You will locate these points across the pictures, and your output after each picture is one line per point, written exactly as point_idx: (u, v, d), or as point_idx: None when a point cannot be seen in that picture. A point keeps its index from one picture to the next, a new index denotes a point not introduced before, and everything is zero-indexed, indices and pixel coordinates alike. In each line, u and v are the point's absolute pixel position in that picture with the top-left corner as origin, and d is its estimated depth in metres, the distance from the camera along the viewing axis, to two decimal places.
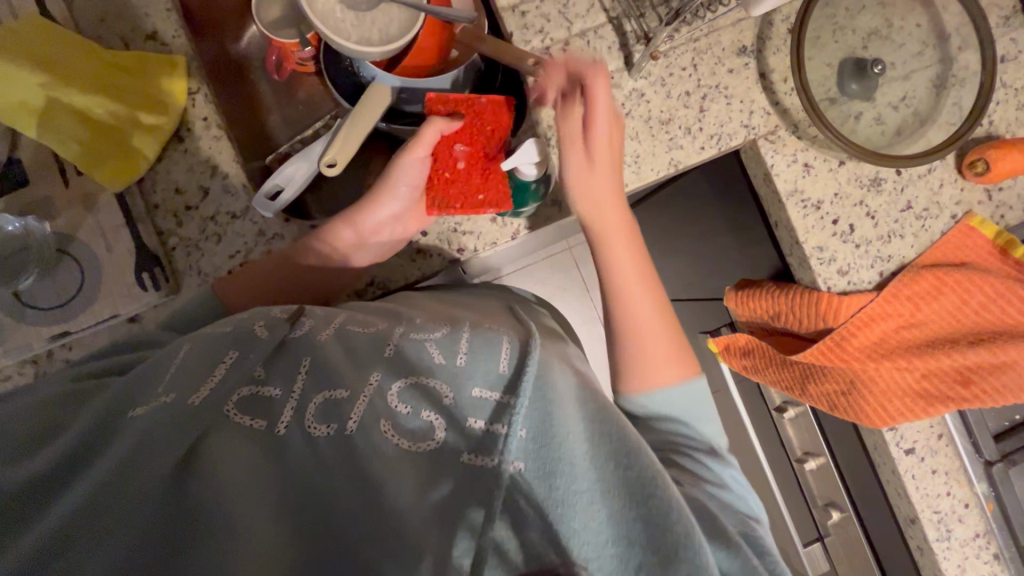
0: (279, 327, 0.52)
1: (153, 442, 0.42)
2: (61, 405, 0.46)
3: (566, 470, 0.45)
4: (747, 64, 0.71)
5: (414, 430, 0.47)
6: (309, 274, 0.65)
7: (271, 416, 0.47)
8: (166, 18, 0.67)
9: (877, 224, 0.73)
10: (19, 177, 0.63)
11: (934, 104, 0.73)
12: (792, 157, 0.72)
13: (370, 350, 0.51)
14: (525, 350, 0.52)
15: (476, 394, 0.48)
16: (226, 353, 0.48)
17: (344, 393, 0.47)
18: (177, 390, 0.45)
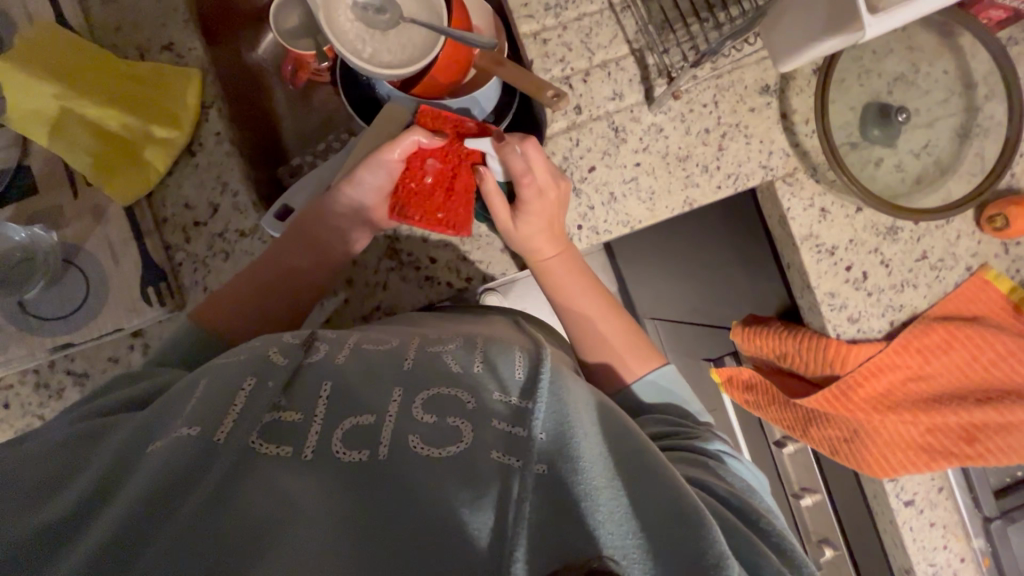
0: (295, 352, 0.46)
1: (171, 484, 0.36)
2: (68, 450, 0.40)
3: (586, 465, 0.40)
4: (769, 104, 0.70)
5: (445, 439, 0.41)
6: (293, 285, 0.63)
7: (297, 442, 0.40)
8: (183, 29, 0.66)
9: (891, 272, 0.72)
10: (28, 186, 0.63)
11: (957, 153, 0.72)
12: (809, 201, 0.71)
13: (386, 368, 0.46)
14: (541, 358, 0.48)
15: (500, 399, 0.44)
16: (243, 381, 0.42)
17: (371, 419, 0.41)
18: (202, 421, 0.39)
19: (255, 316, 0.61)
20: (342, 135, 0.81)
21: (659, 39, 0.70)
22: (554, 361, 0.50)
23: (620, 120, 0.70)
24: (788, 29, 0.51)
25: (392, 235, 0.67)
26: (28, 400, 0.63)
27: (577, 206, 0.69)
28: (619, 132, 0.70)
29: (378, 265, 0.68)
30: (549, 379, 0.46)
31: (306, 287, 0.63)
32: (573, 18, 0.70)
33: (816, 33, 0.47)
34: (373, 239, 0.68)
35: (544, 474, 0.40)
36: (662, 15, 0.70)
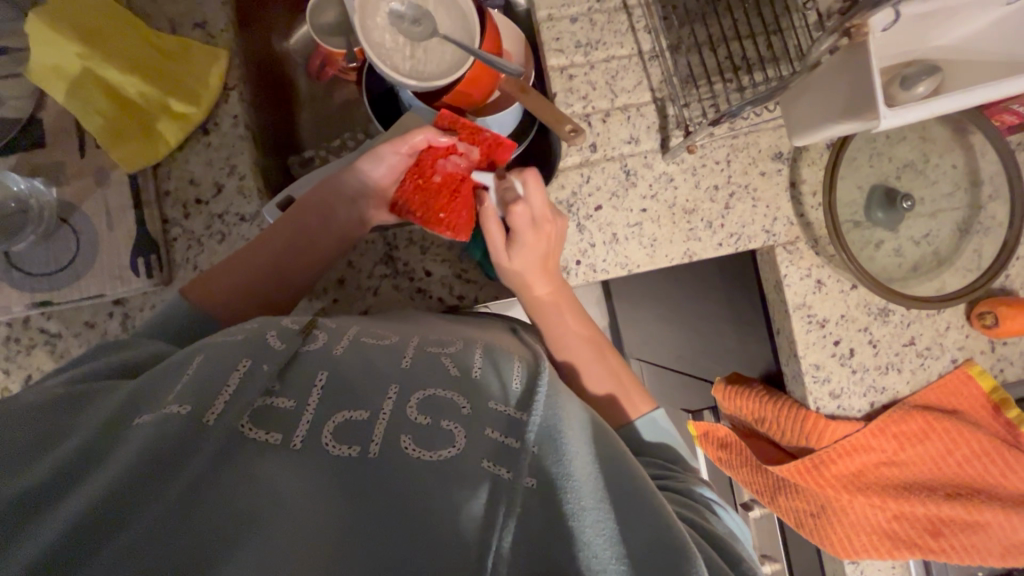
0: (292, 339, 0.45)
1: (155, 460, 0.35)
2: (54, 413, 0.39)
3: (573, 481, 0.40)
4: (780, 171, 0.71)
5: (437, 442, 0.40)
6: (291, 268, 0.61)
7: (286, 430, 0.39)
8: (218, 10, 0.66)
9: (877, 353, 0.72)
10: (36, 138, 0.62)
11: (955, 246, 0.73)
12: (806, 271, 0.72)
13: (383, 365, 0.45)
14: (539, 371, 0.48)
15: (495, 407, 0.43)
16: (238, 361, 0.41)
17: (365, 415, 0.41)
18: (193, 400, 0.38)
19: (249, 301, 0.58)
20: (358, 135, 0.82)
21: (682, 92, 0.71)
22: (553, 377, 0.50)
23: (633, 164, 0.70)
24: (807, 108, 0.52)
25: (391, 241, 0.67)
26: None
27: (578, 241, 0.69)
28: (630, 175, 0.70)
29: (372, 269, 0.67)
30: (547, 390, 0.46)
31: (301, 272, 0.62)
32: (602, 59, 0.71)
33: (834, 112, 0.48)
34: (371, 241, 0.67)
35: (532, 489, 0.40)
36: (688, 71, 0.71)
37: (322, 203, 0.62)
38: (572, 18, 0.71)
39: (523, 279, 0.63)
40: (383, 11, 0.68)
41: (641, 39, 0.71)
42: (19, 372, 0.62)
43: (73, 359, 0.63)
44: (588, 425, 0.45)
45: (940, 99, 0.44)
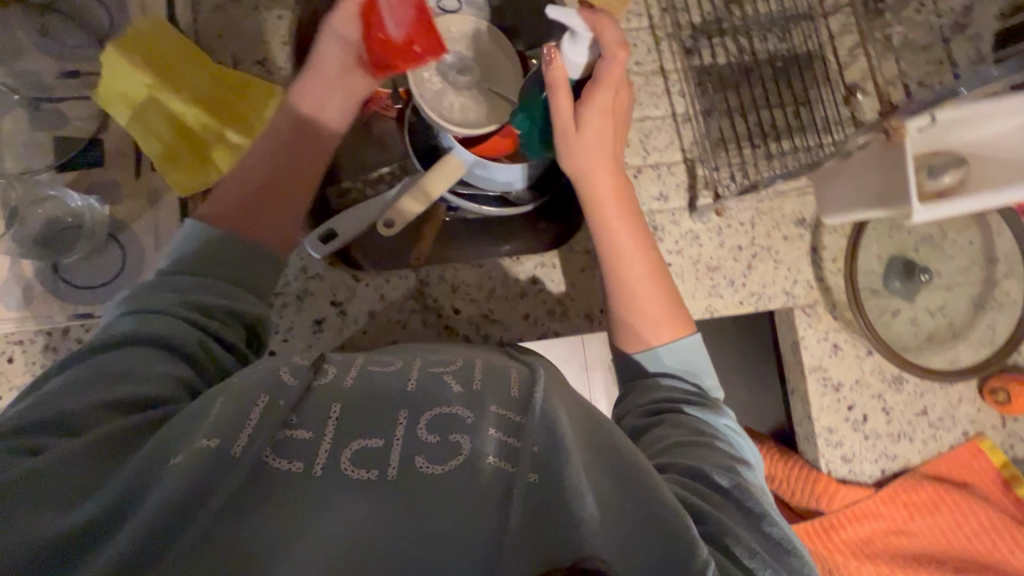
0: (304, 373, 0.44)
1: (183, 503, 0.35)
2: (75, 462, 0.38)
3: (576, 476, 0.40)
4: (802, 235, 0.74)
5: (447, 456, 0.39)
6: (307, 149, 0.60)
7: (307, 458, 0.38)
8: (280, 49, 0.70)
9: (890, 420, 0.73)
10: (96, 157, 0.65)
11: (969, 321, 0.75)
12: (824, 335, 0.73)
13: (389, 386, 0.44)
14: (538, 376, 0.46)
15: (499, 413, 0.42)
16: (256, 397, 0.40)
17: (379, 442, 0.39)
18: (220, 433, 0.37)
19: (247, 231, 0.55)
20: (395, 170, 0.84)
21: (712, 155, 0.74)
22: (552, 386, 0.48)
23: (661, 220, 0.73)
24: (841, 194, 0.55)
25: (423, 278, 0.69)
26: (32, 359, 0.63)
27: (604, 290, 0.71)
28: (657, 231, 0.73)
29: (403, 303, 0.69)
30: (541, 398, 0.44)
31: (315, 148, 0.61)
32: (637, 118, 0.74)
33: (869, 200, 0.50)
34: (403, 276, 0.69)
35: (536, 484, 0.38)
36: (719, 134, 0.74)
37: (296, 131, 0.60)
38: None
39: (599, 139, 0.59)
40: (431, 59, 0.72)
41: (675, 102, 0.75)
42: None
43: None
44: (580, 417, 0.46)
45: (968, 198, 0.47)
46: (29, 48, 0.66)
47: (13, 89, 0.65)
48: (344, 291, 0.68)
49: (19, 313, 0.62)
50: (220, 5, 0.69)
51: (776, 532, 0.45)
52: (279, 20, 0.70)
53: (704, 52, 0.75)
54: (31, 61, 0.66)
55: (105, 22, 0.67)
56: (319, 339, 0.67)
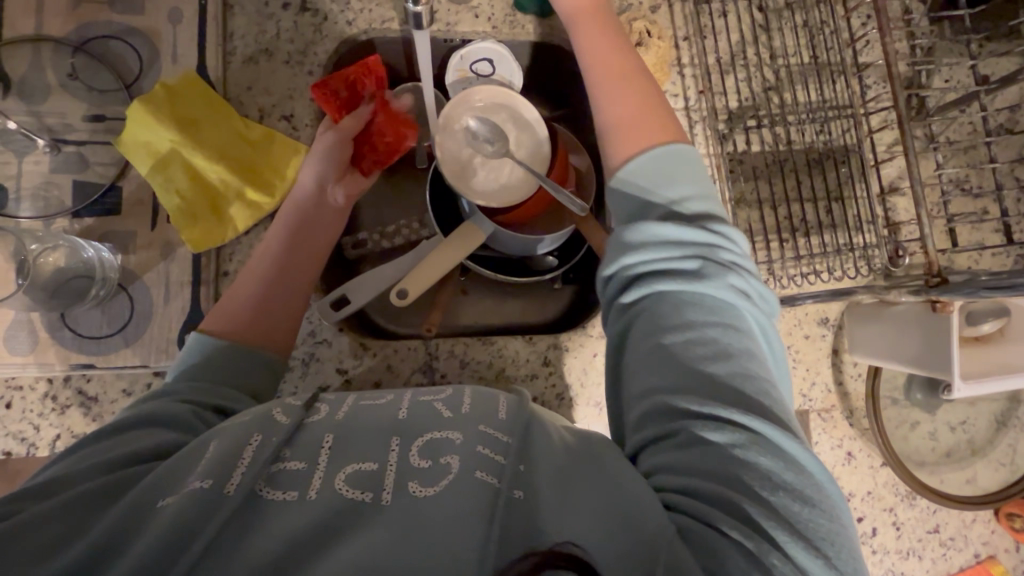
0: (297, 412, 0.47)
1: (176, 538, 0.37)
2: (79, 503, 0.40)
3: (549, 485, 0.43)
4: (824, 336, 0.72)
5: (436, 476, 0.42)
6: (296, 263, 0.62)
7: (302, 485, 0.42)
8: (307, 105, 0.69)
9: (900, 536, 0.71)
10: (113, 205, 0.64)
11: (991, 438, 0.72)
12: (838, 441, 0.71)
13: (380, 420, 0.47)
14: (523, 403, 0.50)
15: (483, 432, 0.45)
16: (250, 436, 0.43)
17: (373, 464, 0.43)
18: (214, 474, 0.40)
19: (253, 341, 0.56)
20: (413, 223, 0.80)
21: None
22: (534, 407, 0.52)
23: None
24: (873, 336, 0.52)
25: (432, 351, 0.68)
26: (31, 407, 0.62)
27: None
28: None
29: (410, 375, 0.67)
30: (515, 412, 0.48)
31: (311, 263, 0.63)
32: None
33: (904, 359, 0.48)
34: (413, 349, 0.68)
35: (519, 500, 0.41)
36: (747, 226, 0.72)
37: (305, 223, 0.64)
38: None
39: (587, 12, 0.63)
40: (459, 125, 0.71)
41: None
42: (49, 432, 0.61)
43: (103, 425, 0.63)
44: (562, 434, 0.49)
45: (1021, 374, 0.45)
46: (56, 89, 0.65)
47: (36, 130, 0.64)
48: (350, 359, 0.67)
49: (21, 359, 0.61)
50: (251, 57, 0.68)
51: (756, 473, 0.43)
52: (309, 75, 0.69)
53: (738, 139, 0.73)
54: (57, 103, 0.65)
55: (134, 68, 0.66)
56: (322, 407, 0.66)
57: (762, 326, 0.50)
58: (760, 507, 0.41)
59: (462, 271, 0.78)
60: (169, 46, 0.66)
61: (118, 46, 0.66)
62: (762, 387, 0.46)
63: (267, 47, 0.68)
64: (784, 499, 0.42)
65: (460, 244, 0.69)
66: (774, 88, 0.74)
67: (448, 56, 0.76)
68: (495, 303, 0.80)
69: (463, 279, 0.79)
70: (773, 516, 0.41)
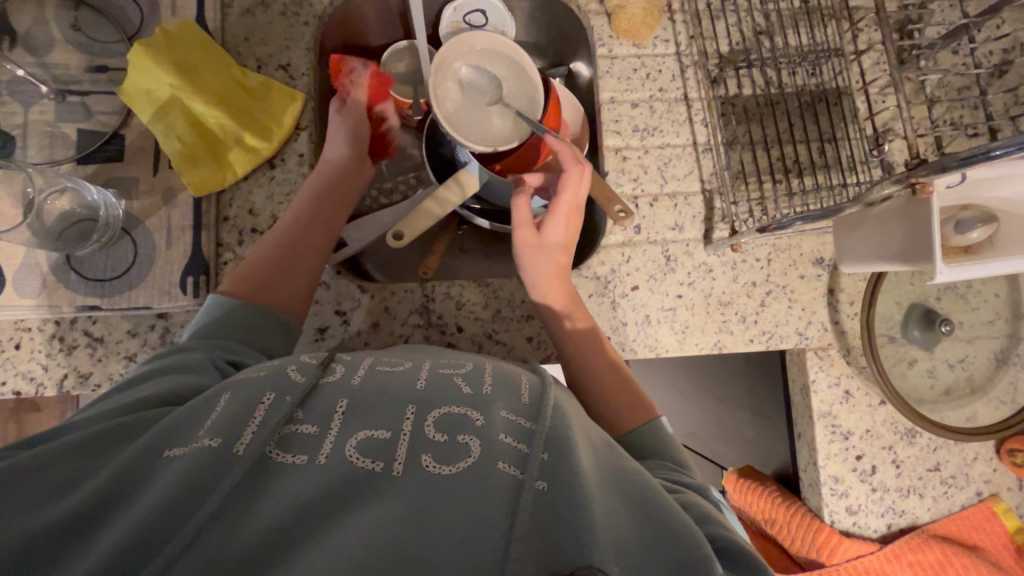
0: (312, 372, 0.46)
1: (183, 491, 0.35)
2: (89, 448, 0.39)
3: (581, 477, 0.39)
4: (819, 276, 0.72)
5: (454, 455, 0.39)
6: (321, 228, 0.62)
7: (312, 450, 0.39)
8: (303, 56, 0.70)
9: (900, 474, 0.71)
10: (116, 152, 0.66)
11: (991, 375, 0.72)
12: (835, 380, 0.71)
13: (398, 387, 0.44)
14: (547, 386, 0.47)
15: (506, 416, 0.42)
16: (263, 395, 0.42)
17: (386, 434, 0.40)
18: (224, 433, 0.39)
19: (271, 302, 0.57)
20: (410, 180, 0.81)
21: (732, 187, 0.72)
22: (558, 394, 0.49)
23: (674, 250, 0.71)
24: (859, 241, 0.52)
25: (429, 293, 0.69)
26: (39, 347, 0.64)
27: (611, 318, 0.70)
28: (670, 261, 0.71)
29: (407, 317, 0.68)
30: (549, 406, 0.44)
31: (335, 219, 0.64)
32: (656, 145, 0.73)
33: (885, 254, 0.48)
34: (410, 291, 0.69)
35: (544, 491, 0.37)
36: (739, 167, 0.73)
37: (323, 203, 0.63)
38: (633, 102, 0.73)
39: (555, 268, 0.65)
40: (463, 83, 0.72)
41: (697, 130, 0.73)
42: (57, 371, 0.64)
43: (108, 366, 0.64)
44: (595, 435, 0.46)
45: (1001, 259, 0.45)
46: (61, 42, 0.67)
47: (42, 81, 0.66)
48: (349, 301, 0.68)
49: (27, 301, 0.63)
50: (248, 9, 0.70)
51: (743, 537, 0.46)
52: (305, 26, 0.71)
53: (729, 82, 0.74)
54: (61, 55, 0.67)
55: (136, 21, 0.68)
56: (318, 347, 0.67)
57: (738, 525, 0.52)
58: None
59: (460, 224, 0.80)
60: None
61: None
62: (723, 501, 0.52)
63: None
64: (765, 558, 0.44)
65: (455, 189, 0.71)
66: (765, 32, 0.74)
67: (441, 9, 0.78)
68: (492, 256, 0.81)
69: (460, 233, 0.80)
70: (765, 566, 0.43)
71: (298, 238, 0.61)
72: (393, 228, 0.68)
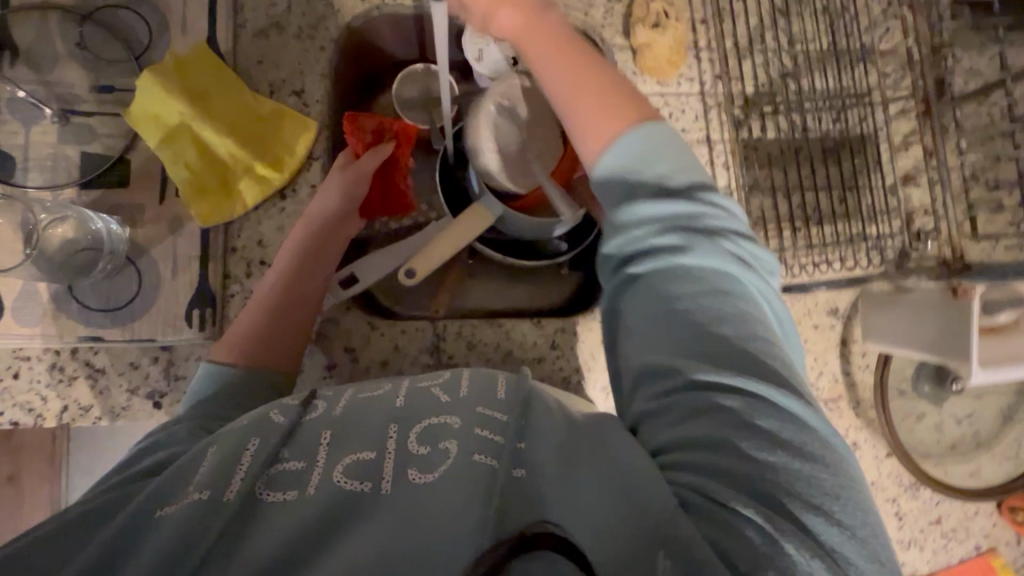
0: (293, 411, 0.43)
1: (175, 552, 0.34)
2: (76, 523, 0.37)
3: (554, 474, 0.40)
4: (833, 325, 0.70)
5: (435, 461, 0.40)
6: (306, 284, 0.61)
7: (301, 483, 0.39)
8: (317, 81, 0.68)
9: (902, 526, 0.71)
10: (121, 177, 0.64)
11: (996, 431, 0.72)
12: (844, 432, 0.71)
13: (379, 408, 0.44)
14: (522, 381, 0.48)
15: (482, 412, 0.44)
16: (248, 441, 0.40)
17: (370, 454, 0.41)
18: (211, 483, 0.37)
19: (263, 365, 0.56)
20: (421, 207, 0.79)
21: (751, 233, 0.71)
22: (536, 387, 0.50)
23: None
24: (891, 319, 0.58)
25: (440, 332, 0.67)
26: (39, 377, 0.62)
27: None
28: None
29: (417, 356, 0.67)
30: (518, 398, 0.46)
31: (321, 274, 0.62)
32: None
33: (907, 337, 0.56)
34: (421, 329, 0.67)
35: (522, 478, 0.40)
36: (759, 212, 0.71)
37: (305, 258, 0.61)
38: None
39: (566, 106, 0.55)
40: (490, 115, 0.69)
41: (718, 174, 0.72)
42: (56, 403, 0.62)
43: (108, 399, 0.62)
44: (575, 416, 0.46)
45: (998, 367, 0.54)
46: (64, 58, 0.64)
47: (43, 100, 0.63)
48: (358, 338, 0.66)
49: (26, 330, 0.61)
50: (262, 30, 0.67)
51: (802, 478, 0.38)
52: (320, 51, 0.68)
53: (753, 124, 0.72)
54: (64, 72, 0.64)
55: (143, 38, 0.65)
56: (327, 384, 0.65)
57: (760, 289, 0.46)
58: (800, 501, 0.37)
59: (471, 254, 0.79)
60: (179, 17, 0.66)
61: (128, 15, 0.65)
62: (812, 403, 0.43)
63: (278, 21, 0.67)
64: (826, 504, 0.38)
65: (469, 224, 0.68)
66: (791, 74, 0.73)
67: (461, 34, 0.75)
68: (502, 287, 0.80)
69: (471, 262, 0.79)
70: (820, 527, 0.37)
71: (282, 298, 0.59)
72: (406, 265, 0.67)
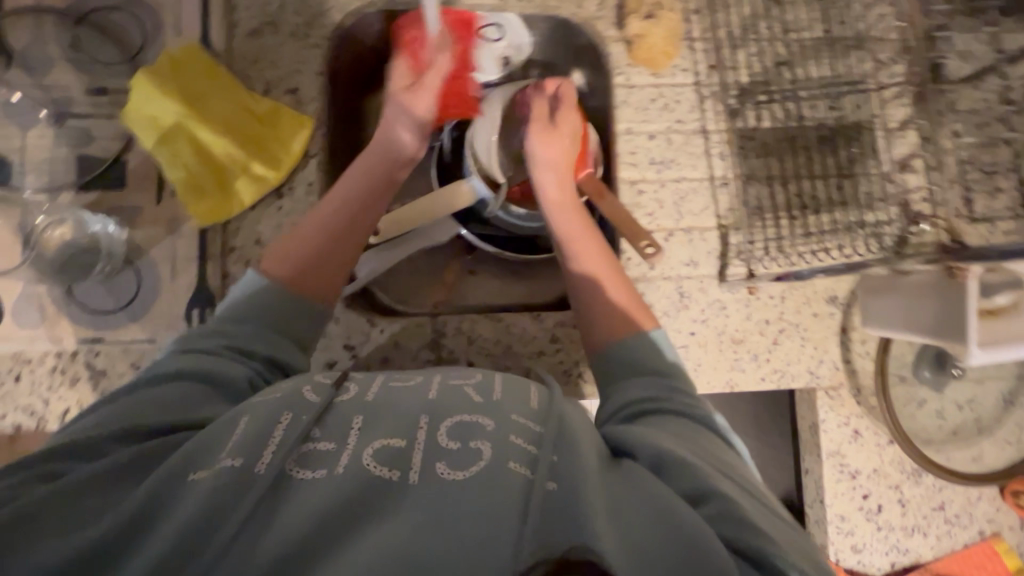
0: (326, 392, 0.43)
1: (199, 519, 0.34)
2: (101, 480, 0.37)
3: (589, 477, 0.38)
4: (832, 314, 0.71)
5: (468, 460, 0.38)
6: (353, 220, 0.58)
7: (329, 464, 0.37)
8: (311, 79, 0.68)
9: (905, 513, 0.71)
10: (118, 179, 0.64)
11: (998, 416, 0.72)
12: (845, 419, 0.71)
13: (409, 399, 0.43)
14: (556, 395, 0.46)
15: (518, 419, 0.41)
16: (281, 415, 0.40)
17: (400, 443, 0.39)
18: (244, 453, 0.37)
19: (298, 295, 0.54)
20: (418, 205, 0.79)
21: (748, 223, 0.71)
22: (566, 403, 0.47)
23: (688, 286, 0.70)
24: (889, 305, 0.60)
25: (440, 328, 0.68)
26: (40, 381, 0.62)
27: None
28: (684, 297, 0.70)
29: (418, 351, 0.67)
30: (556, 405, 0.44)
31: (367, 216, 0.59)
32: (673, 178, 0.71)
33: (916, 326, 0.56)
34: (420, 325, 0.67)
35: (555, 492, 0.37)
36: (757, 203, 0.72)
37: (354, 192, 0.58)
38: (650, 134, 0.72)
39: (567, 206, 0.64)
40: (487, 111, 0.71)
41: (714, 164, 0.72)
42: (58, 406, 0.62)
43: None
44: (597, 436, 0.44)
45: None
46: (58, 62, 0.64)
47: (39, 103, 0.63)
48: (358, 335, 0.67)
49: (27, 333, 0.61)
50: (256, 29, 0.67)
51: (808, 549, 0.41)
52: (315, 49, 0.68)
53: (748, 114, 0.72)
54: (60, 75, 0.64)
55: (137, 40, 0.65)
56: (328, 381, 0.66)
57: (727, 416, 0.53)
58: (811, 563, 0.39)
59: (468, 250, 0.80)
60: (173, 18, 0.66)
61: (121, 17, 0.65)
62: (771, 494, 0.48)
63: (271, 20, 0.67)
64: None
65: (449, 199, 0.69)
66: (787, 62, 0.73)
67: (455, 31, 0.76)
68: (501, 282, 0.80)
69: (469, 258, 0.80)
70: None
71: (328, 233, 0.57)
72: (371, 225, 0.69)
